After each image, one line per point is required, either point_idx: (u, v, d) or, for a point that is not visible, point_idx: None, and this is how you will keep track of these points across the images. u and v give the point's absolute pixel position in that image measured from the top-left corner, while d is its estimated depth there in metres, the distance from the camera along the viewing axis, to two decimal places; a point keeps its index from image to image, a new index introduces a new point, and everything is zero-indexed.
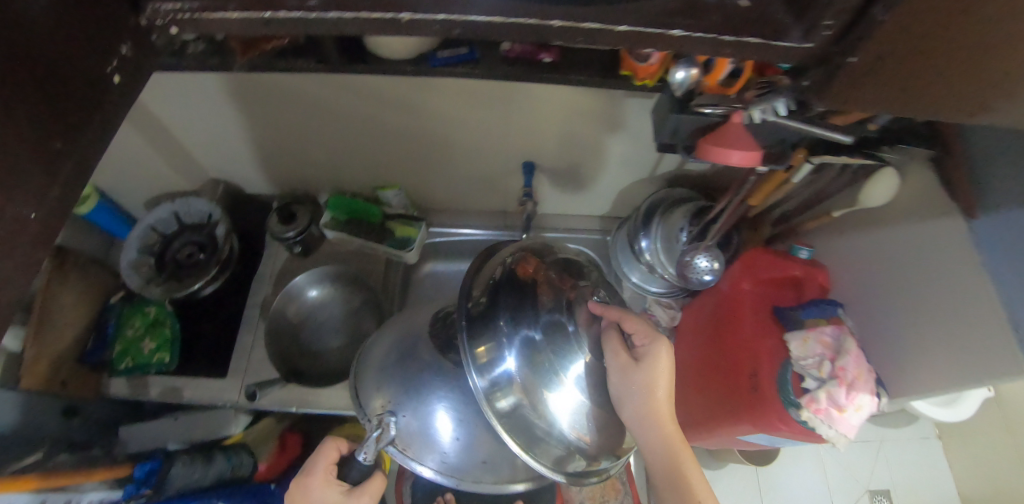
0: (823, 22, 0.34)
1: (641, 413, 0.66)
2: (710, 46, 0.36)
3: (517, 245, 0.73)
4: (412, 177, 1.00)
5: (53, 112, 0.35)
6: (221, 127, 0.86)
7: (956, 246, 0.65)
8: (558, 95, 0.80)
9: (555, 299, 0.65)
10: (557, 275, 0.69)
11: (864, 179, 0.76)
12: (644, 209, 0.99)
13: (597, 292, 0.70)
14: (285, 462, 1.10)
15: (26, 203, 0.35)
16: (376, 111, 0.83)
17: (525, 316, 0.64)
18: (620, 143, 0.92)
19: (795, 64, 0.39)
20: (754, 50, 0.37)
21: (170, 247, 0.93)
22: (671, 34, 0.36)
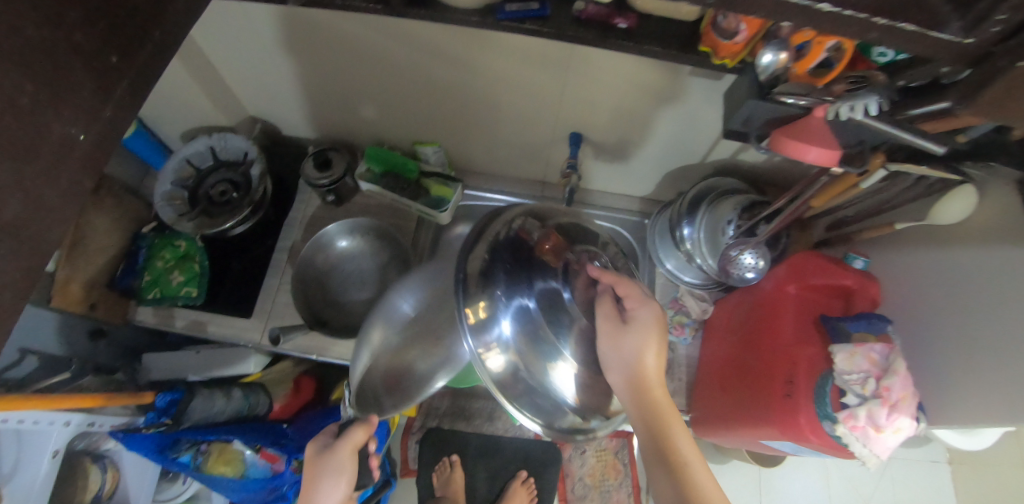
0: (994, 16, 0.27)
1: (628, 378, 0.63)
2: (856, 28, 0.29)
3: (522, 207, 0.69)
4: (453, 136, 0.96)
5: (108, 27, 0.33)
6: (266, 62, 0.83)
7: None
8: (621, 66, 0.75)
9: (553, 266, 0.63)
10: (560, 240, 0.66)
11: (939, 194, 0.69)
12: (692, 196, 0.95)
13: (597, 256, 0.67)
14: (299, 404, 1.12)
15: (75, 123, 0.32)
16: (426, 63, 0.78)
17: (518, 283, 0.62)
18: (677, 123, 0.87)
19: (940, 60, 0.32)
20: (901, 40, 0.30)
21: (205, 182, 0.92)
22: (818, 9, 0.27)
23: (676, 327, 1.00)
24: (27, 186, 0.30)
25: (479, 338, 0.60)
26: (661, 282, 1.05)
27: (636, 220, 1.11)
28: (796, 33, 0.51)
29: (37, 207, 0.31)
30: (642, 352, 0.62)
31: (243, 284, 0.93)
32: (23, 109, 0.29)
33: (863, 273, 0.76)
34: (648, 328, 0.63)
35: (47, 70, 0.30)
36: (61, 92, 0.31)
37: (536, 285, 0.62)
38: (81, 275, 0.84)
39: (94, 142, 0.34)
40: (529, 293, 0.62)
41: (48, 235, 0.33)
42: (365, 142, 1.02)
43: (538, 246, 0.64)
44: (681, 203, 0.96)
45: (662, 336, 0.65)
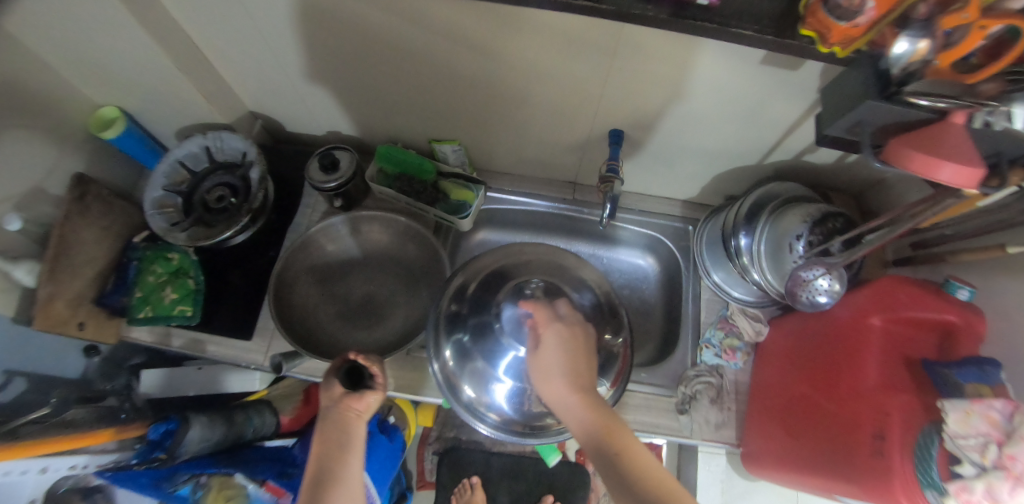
0: None
1: (548, 393, 0.61)
2: None
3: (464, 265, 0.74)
4: (475, 133, 0.85)
5: None
6: (257, 45, 0.72)
7: None
8: (676, 49, 0.63)
9: (486, 329, 0.68)
10: (489, 295, 0.70)
11: None
12: (750, 204, 0.82)
13: (529, 285, 0.69)
14: (311, 415, 1.03)
15: None
16: (444, 47, 0.66)
17: (467, 355, 0.68)
18: (736, 116, 0.75)
19: None
20: None
21: (199, 187, 0.82)
22: None
23: (726, 351, 0.86)
24: None
25: (452, 392, 0.68)
26: (706, 297, 0.92)
27: (677, 227, 0.96)
28: (949, 15, 0.36)
29: None
30: (561, 362, 0.62)
31: (242, 299, 0.81)
32: None
33: (881, 292, 0.68)
34: (564, 341, 0.63)
35: None
36: None
37: (484, 352, 0.68)
38: (65, 289, 0.76)
39: None
40: (477, 351, 0.68)
41: None
42: (377, 139, 0.92)
43: (473, 308, 0.70)
44: (737, 210, 0.84)
45: (585, 352, 0.64)
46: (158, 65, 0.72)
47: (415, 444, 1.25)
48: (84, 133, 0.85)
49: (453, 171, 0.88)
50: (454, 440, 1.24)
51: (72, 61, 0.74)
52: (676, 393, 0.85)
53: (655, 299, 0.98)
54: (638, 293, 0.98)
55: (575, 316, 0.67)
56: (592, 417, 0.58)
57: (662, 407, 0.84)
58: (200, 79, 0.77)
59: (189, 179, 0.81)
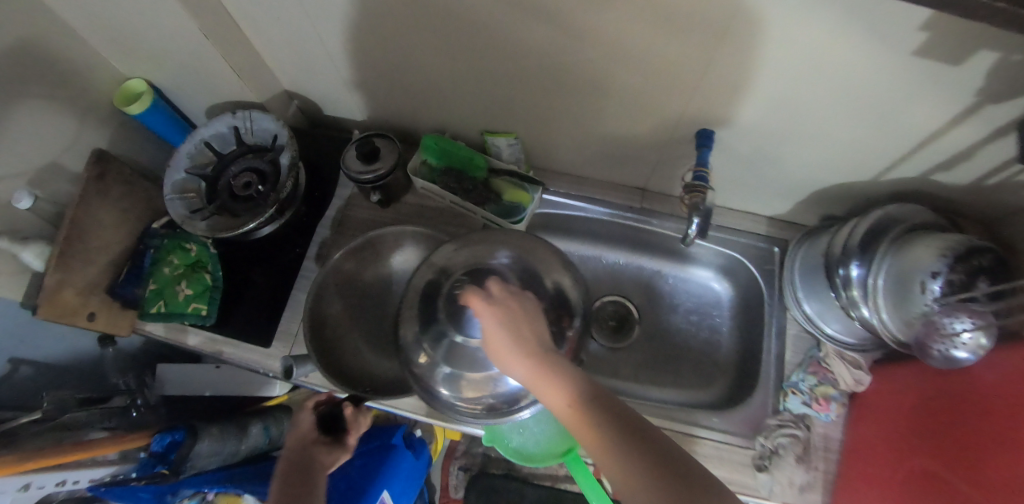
0: None
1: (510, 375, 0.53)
2: None
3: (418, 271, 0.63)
4: (535, 125, 0.73)
5: None
6: (294, 13, 0.62)
7: None
8: (807, 30, 0.50)
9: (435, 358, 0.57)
10: (427, 300, 0.59)
11: None
12: (864, 229, 0.67)
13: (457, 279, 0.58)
14: None
15: None
16: (518, 20, 0.55)
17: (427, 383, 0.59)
18: (862, 119, 0.60)
19: None
20: None
21: (225, 172, 0.73)
22: None
23: (817, 400, 0.71)
24: None
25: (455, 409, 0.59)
26: (793, 332, 0.77)
27: (762, 248, 0.82)
28: None
29: None
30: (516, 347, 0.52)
31: (264, 299, 0.72)
32: None
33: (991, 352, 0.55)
34: (507, 324, 0.53)
35: None
36: None
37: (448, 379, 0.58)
38: (77, 278, 0.69)
39: None
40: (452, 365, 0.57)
41: None
42: (423, 128, 0.81)
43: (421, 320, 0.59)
44: (846, 231, 0.69)
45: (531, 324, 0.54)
46: (184, 32, 0.63)
47: (441, 458, 1.16)
48: (109, 106, 0.78)
49: (506, 168, 0.76)
50: (484, 457, 1.14)
51: (96, 25, 0.66)
52: (753, 445, 0.72)
53: (729, 330, 0.84)
54: (708, 320, 0.85)
55: (505, 289, 0.56)
56: (561, 386, 0.51)
57: (736, 461, 0.71)
58: (232, 52, 0.68)
59: (215, 162, 0.73)
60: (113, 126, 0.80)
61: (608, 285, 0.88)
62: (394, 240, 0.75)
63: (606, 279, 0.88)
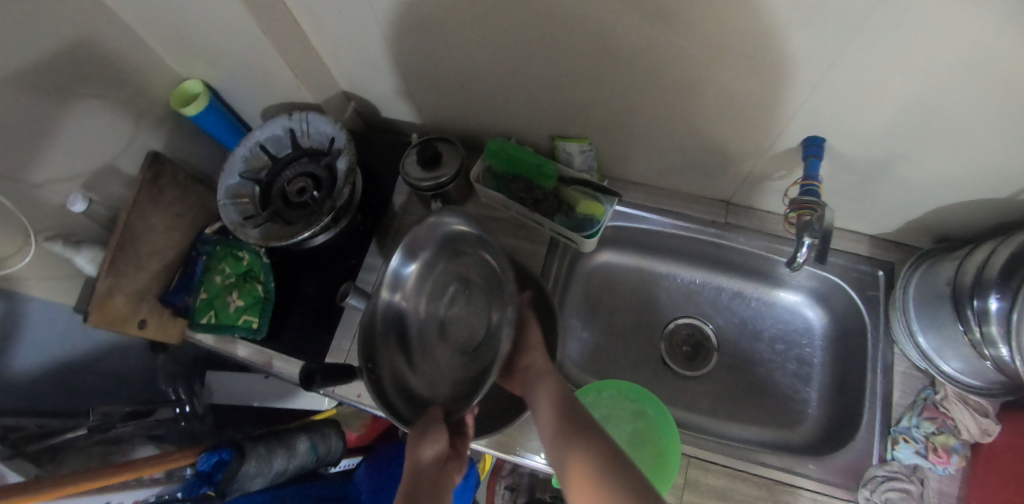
0: None
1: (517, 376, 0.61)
2: None
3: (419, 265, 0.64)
4: (612, 130, 0.66)
5: None
6: (356, 7, 0.57)
7: None
8: (966, 23, 0.41)
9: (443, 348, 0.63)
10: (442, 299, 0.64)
11: None
12: (1007, 254, 0.56)
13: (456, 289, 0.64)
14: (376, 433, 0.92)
15: None
16: (607, 11, 0.49)
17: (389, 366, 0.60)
18: (1013, 127, 0.50)
19: None
20: None
21: (280, 176, 0.68)
22: None
23: (935, 451, 0.61)
24: None
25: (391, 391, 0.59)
26: (901, 370, 0.67)
27: (864, 271, 0.72)
28: None
29: None
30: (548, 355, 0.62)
31: (316, 314, 0.67)
32: None
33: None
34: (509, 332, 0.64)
35: None
36: None
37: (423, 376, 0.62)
38: (128, 284, 0.65)
39: None
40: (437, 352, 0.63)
41: None
42: (485, 131, 0.76)
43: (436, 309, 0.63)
44: (981, 254, 0.59)
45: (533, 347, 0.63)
46: (242, 31, 0.59)
47: (487, 479, 1.10)
48: (167, 107, 0.75)
49: (577, 177, 0.70)
50: (532, 479, 1.07)
51: (153, 23, 0.63)
52: (855, 499, 0.63)
53: (821, 362, 0.75)
54: (795, 350, 0.76)
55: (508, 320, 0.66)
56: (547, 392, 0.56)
57: None
58: (291, 51, 0.64)
59: (269, 165, 0.68)
60: (168, 127, 0.77)
61: (681, 306, 0.80)
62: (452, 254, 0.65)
63: (678, 299, 0.80)
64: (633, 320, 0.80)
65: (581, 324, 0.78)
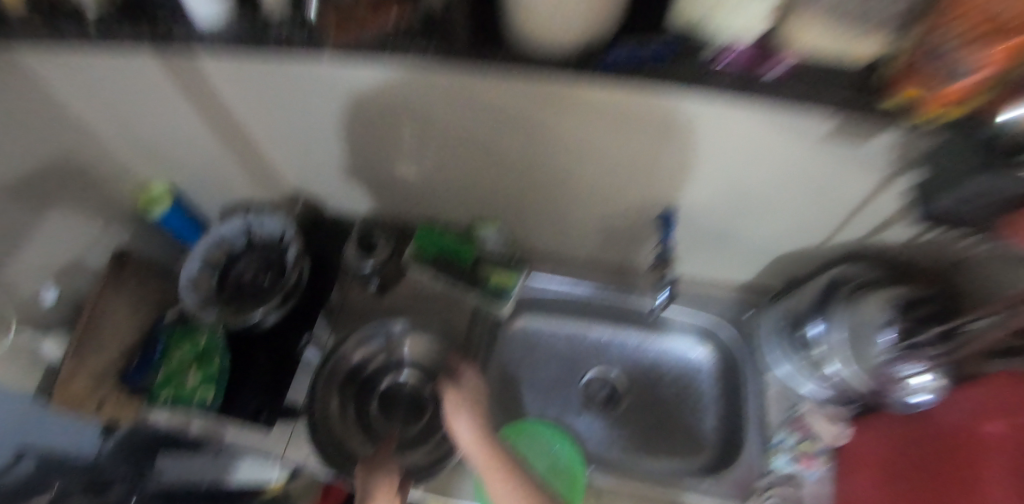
0: None
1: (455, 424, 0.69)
2: None
3: (368, 350, 0.79)
4: (517, 214, 0.82)
5: None
6: (300, 129, 0.71)
7: None
8: (740, 139, 0.57)
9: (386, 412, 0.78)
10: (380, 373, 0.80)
11: None
12: (818, 291, 0.77)
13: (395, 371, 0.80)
14: None
15: None
16: (491, 132, 0.65)
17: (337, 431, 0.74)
18: (800, 197, 0.67)
19: None
20: None
21: (235, 266, 0.78)
22: None
23: (803, 458, 0.73)
24: None
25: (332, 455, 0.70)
26: (772, 392, 0.81)
27: (734, 312, 0.89)
28: None
29: None
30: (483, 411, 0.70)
31: (265, 385, 0.74)
32: None
33: (948, 390, 0.61)
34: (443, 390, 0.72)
35: None
36: None
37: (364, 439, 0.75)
38: (91, 363, 0.72)
39: None
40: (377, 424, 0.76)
41: None
42: (415, 218, 0.90)
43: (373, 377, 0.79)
44: (808, 291, 0.78)
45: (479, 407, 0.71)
46: (206, 140, 0.73)
47: None
48: (132, 208, 0.85)
49: (493, 255, 0.84)
50: None
51: (128, 140, 0.75)
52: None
53: (715, 397, 0.86)
54: (693, 388, 0.88)
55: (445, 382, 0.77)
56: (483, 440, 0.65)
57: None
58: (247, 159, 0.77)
59: (226, 258, 0.78)
60: (132, 225, 0.86)
61: (592, 361, 0.90)
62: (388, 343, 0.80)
63: (593, 353, 0.90)
64: (554, 375, 0.90)
65: (511, 376, 0.89)
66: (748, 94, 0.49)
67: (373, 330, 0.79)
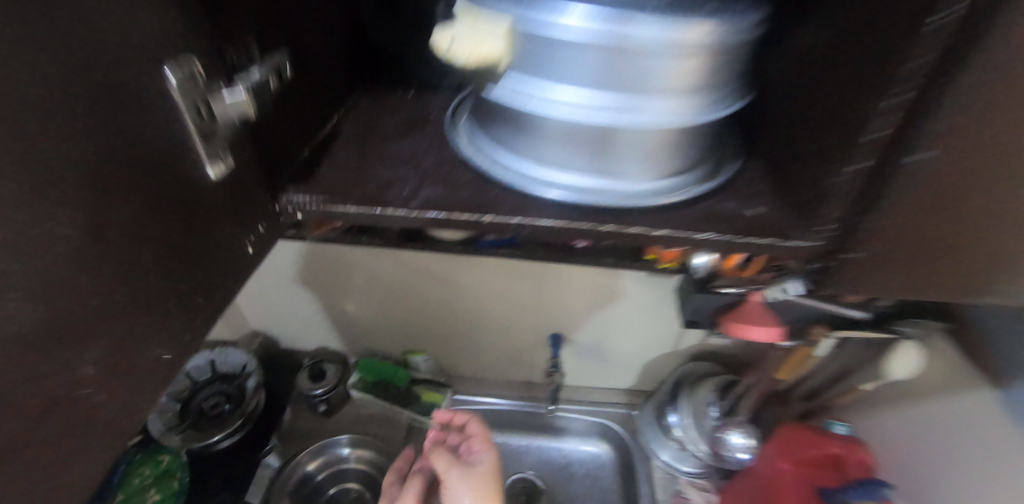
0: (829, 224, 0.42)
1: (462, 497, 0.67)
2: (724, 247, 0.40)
3: (318, 464, 0.94)
4: (442, 346, 1.03)
5: (157, 209, 0.25)
6: (274, 282, 0.92)
7: (991, 417, 0.65)
8: (588, 279, 0.87)
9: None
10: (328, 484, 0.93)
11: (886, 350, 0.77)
12: (673, 381, 1.00)
13: (341, 481, 0.93)
14: None
15: (95, 361, 0.22)
16: (421, 283, 0.90)
17: None
18: (641, 318, 0.93)
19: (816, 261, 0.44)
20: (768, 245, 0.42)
21: (198, 395, 0.88)
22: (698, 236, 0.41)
23: None
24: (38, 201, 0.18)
25: None
26: (660, 476, 0.98)
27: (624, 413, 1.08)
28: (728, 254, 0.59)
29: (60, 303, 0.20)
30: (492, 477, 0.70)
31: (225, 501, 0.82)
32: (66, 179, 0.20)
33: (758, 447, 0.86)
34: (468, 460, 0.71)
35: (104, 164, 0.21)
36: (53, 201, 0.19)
37: None
38: None
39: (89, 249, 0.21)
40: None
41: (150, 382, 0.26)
42: (351, 352, 1.04)
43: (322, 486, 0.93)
44: (665, 390, 1.02)
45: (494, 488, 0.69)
46: None
47: None
48: None
49: (425, 377, 1.03)
50: None
51: None
52: None
53: (613, 487, 1.04)
54: (598, 481, 1.05)
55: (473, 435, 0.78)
56: None
57: None
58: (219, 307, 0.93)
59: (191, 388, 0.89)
60: None
61: (514, 467, 1.06)
62: (333, 458, 0.94)
63: (510, 461, 1.07)
64: None
65: None
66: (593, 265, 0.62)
67: (322, 446, 0.94)
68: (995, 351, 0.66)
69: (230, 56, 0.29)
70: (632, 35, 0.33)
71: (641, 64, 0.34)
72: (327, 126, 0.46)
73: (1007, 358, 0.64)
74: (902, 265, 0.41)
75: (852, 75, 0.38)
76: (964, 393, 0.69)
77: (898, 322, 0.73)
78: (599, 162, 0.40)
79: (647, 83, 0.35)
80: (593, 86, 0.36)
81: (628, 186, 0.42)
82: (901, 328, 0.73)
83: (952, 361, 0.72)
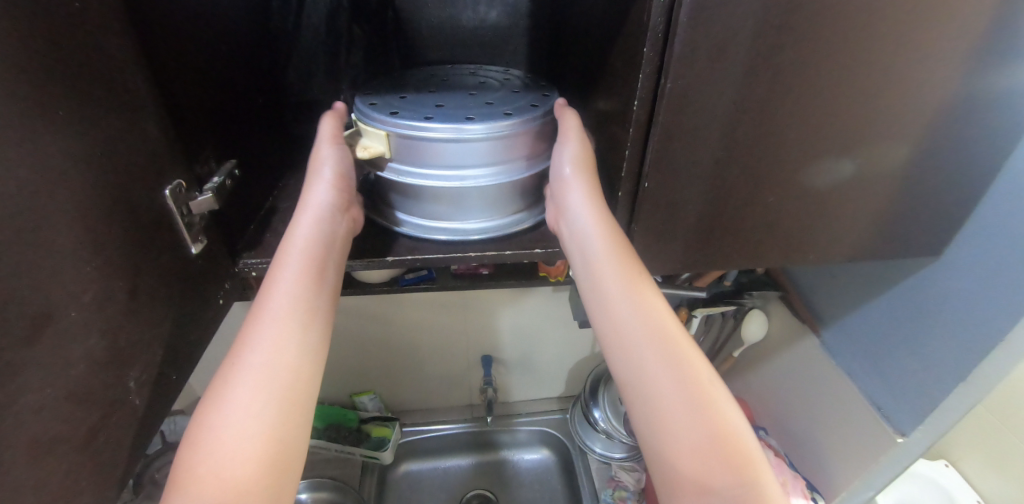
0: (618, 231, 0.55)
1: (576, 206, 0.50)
2: None
3: None
4: (385, 383, 1.12)
5: (162, 276, 0.36)
6: (218, 348, 0.98)
7: (817, 355, 0.85)
8: (503, 300, 1.01)
9: None
10: None
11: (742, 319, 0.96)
12: (591, 381, 1.12)
13: None
14: None
15: (139, 389, 0.33)
16: (357, 325, 1.00)
17: None
18: (556, 328, 1.08)
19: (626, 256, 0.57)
20: None
21: (149, 465, 0.89)
22: (536, 251, 0.55)
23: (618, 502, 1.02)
24: (102, 278, 0.29)
25: None
26: (596, 467, 1.12)
27: (559, 418, 1.21)
28: None
29: (113, 342, 0.30)
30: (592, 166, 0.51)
31: None
32: (114, 260, 0.31)
33: None
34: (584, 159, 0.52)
35: (133, 248, 0.33)
36: (111, 275, 0.30)
37: None
38: None
39: (130, 307, 0.32)
40: None
41: (165, 404, 0.36)
42: None
43: None
44: (586, 389, 1.12)
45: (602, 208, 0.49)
46: None
47: None
48: None
49: (372, 415, 1.11)
50: None
51: None
52: None
53: (559, 486, 1.15)
54: (546, 484, 1.16)
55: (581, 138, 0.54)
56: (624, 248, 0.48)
57: None
58: None
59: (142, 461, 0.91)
60: None
61: (468, 485, 1.15)
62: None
63: (465, 480, 1.16)
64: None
65: None
66: (484, 281, 0.74)
67: None
68: (809, 306, 0.86)
69: (199, 169, 0.42)
70: (454, 130, 0.48)
71: (467, 147, 0.49)
72: (265, 207, 0.58)
73: (816, 310, 0.85)
74: (689, 251, 0.55)
75: (607, 131, 0.55)
76: (798, 341, 0.89)
77: (743, 297, 0.92)
78: (463, 214, 0.55)
79: (477, 157, 0.50)
80: (439, 163, 0.50)
81: (478, 223, 0.55)
82: (745, 300, 0.92)
83: (786, 319, 0.92)
